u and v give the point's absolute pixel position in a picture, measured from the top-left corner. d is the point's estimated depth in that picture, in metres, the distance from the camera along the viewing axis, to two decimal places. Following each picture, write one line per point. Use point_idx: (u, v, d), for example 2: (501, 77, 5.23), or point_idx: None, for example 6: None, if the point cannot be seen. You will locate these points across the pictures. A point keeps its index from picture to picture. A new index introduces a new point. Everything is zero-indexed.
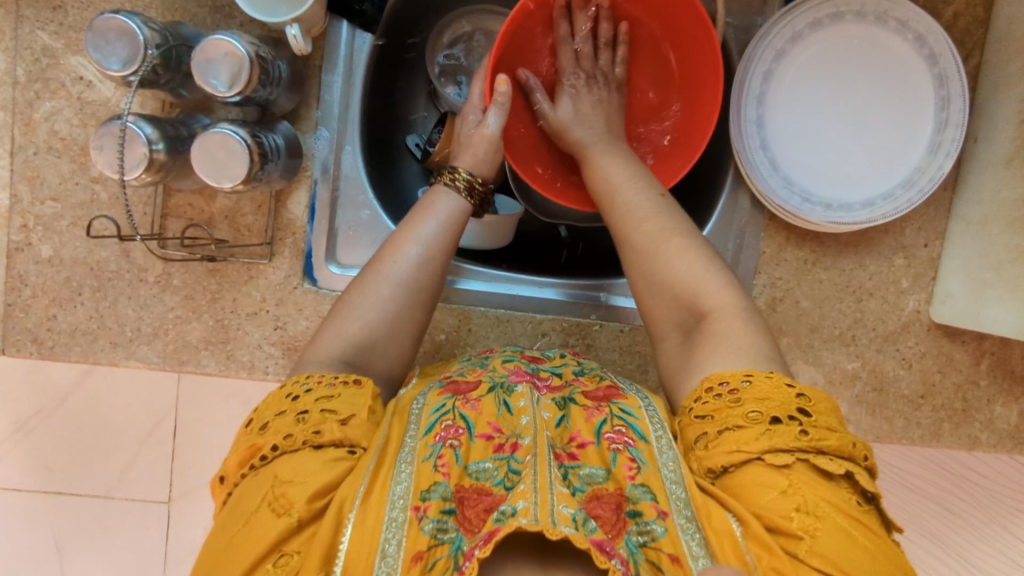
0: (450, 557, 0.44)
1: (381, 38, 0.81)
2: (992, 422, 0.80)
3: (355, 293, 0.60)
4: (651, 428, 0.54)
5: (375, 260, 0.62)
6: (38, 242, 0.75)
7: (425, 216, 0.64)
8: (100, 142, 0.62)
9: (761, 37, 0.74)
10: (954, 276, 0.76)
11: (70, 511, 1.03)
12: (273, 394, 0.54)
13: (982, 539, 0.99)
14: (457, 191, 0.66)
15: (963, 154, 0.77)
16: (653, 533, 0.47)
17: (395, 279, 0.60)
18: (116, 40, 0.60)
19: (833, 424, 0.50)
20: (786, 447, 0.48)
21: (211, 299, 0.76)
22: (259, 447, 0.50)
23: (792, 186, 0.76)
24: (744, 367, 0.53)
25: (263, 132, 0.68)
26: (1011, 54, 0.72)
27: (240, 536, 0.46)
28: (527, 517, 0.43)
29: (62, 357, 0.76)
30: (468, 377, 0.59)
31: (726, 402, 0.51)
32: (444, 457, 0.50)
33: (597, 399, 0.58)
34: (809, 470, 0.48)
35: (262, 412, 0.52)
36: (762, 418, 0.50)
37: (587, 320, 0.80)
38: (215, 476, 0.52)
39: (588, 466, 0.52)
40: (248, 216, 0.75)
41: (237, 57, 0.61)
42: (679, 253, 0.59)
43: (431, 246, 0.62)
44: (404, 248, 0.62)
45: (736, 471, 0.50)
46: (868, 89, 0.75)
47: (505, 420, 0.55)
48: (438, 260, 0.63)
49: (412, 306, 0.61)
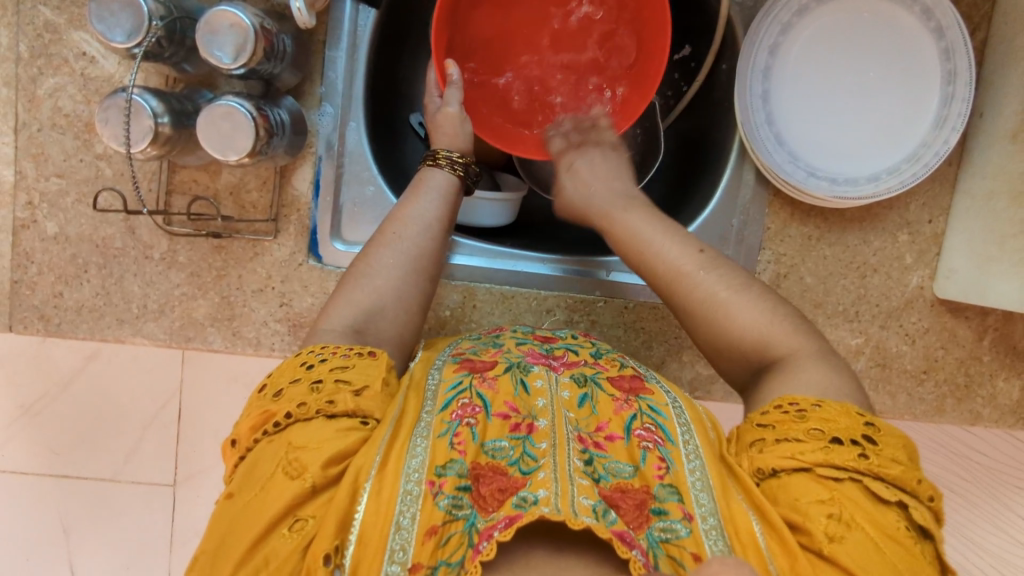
0: (464, 533, 0.45)
1: (386, 15, 0.81)
2: (994, 397, 0.81)
3: (363, 264, 0.62)
4: (679, 432, 0.54)
5: (379, 234, 0.64)
6: (43, 219, 0.75)
7: (427, 193, 0.67)
8: (106, 115, 0.62)
9: (767, 10, 0.74)
10: (958, 251, 0.77)
11: (78, 492, 1.04)
12: (287, 363, 0.54)
13: (980, 516, 1.00)
14: (441, 169, 0.69)
15: (969, 129, 0.77)
16: (677, 532, 0.48)
17: (402, 249, 0.62)
18: (120, 12, 0.60)
19: (900, 457, 0.50)
20: (842, 465, 0.48)
21: (216, 276, 0.76)
22: (271, 414, 0.50)
23: (798, 161, 0.76)
24: (816, 395, 0.53)
25: (269, 106, 0.68)
26: (1018, 26, 0.71)
27: (255, 503, 0.46)
28: (549, 506, 0.45)
29: (69, 334, 0.76)
30: (484, 358, 0.59)
31: (791, 416, 0.51)
32: (460, 435, 0.50)
33: (624, 389, 0.58)
34: (860, 492, 0.48)
35: (276, 379, 0.53)
36: (823, 435, 0.50)
37: (591, 297, 0.81)
38: (226, 439, 0.52)
39: (616, 459, 0.52)
40: (253, 192, 0.76)
41: (242, 29, 0.61)
42: (742, 305, 0.59)
43: (432, 219, 0.65)
44: (407, 222, 0.64)
45: (784, 477, 0.50)
46: (875, 67, 0.74)
47: (521, 400, 0.55)
48: (442, 230, 0.65)
49: (418, 278, 0.62)
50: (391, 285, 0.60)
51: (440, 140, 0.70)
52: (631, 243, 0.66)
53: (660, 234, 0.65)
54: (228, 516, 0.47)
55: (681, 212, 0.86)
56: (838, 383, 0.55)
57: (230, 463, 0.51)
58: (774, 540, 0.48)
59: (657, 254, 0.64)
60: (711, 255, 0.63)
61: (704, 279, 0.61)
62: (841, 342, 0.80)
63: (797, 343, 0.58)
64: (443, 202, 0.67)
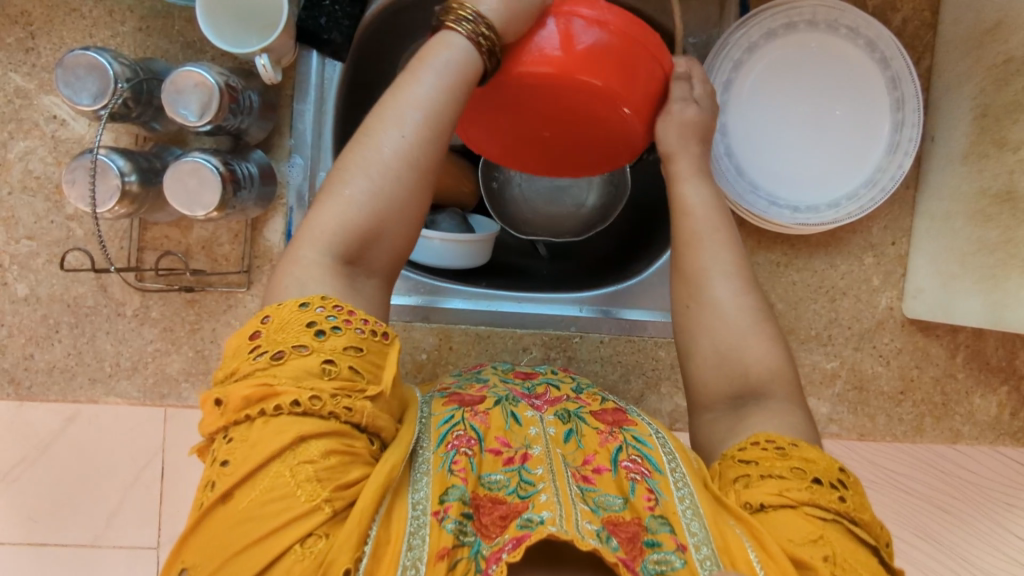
0: (471, 559, 0.44)
1: (352, 68, 0.83)
2: (973, 414, 0.81)
3: (342, 172, 0.52)
4: (665, 460, 0.54)
5: (367, 126, 0.53)
6: (14, 281, 0.75)
7: (420, 67, 0.53)
8: (73, 176, 0.63)
9: (719, 48, 0.76)
10: (923, 270, 0.78)
11: (54, 562, 1.00)
12: (285, 313, 0.47)
13: (976, 536, 0.98)
14: (461, 36, 0.54)
15: (923, 152, 0.80)
16: (672, 563, 0.46)
17: (389, 147, 0.52)
18: (86, 76, 0.62)
19: (866, 502, 0.50)
20: (825, 505, 0.48)
21: (190, 330, 0.76)
22: (272, 394, 0.44)
23: (759, 191, 0.77)
24: (792, 436, 0.53)
25: (235, 160, 0.69)
26: (958, 55, 0.75)
27: (260, 511, 0.42)
28: (555, 525, 0.44)
29: (41, 397, 0.75)
30: (471, 392, 0.59)
31: (773, 453, 0.51)
32: (460, 463, 0.50)
33: (607, 422, 0.58)
34: (843, 534, 0.47)
35: (273, 337, 0.46)
36: (805, 474, 0.49)
37: (567, 333, 0.81)
38: (212, 396, 0.46)
39: (605, 492, 0.51)
40: (225, 245, 0.76)
41: (207, 87, 0.63)
42: (724, 292, 0.60)
43: (429, 111, 0.53)
44: (401, 115, 0.53)
45: (770, 513, 0.48)
46: (840, 107, 0.77)
47: (513, 433, 0.55)
48: (441, 115, 0.53)
49: (414, 189, 0.53)
50: (378, 189, 0.51)
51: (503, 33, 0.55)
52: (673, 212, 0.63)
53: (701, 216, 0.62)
54: (223, 509, 0.43)
55: (650, 247, 0.88)
56: (802, 421, 0.55)
57: (212, 423, 0.45)
58: (773, 569, 0.45)
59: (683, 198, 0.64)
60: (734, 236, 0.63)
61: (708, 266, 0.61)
62: (817, 366, 0.81)
63: (778, 365, 0.58)
64: (440, 73, 0.53)
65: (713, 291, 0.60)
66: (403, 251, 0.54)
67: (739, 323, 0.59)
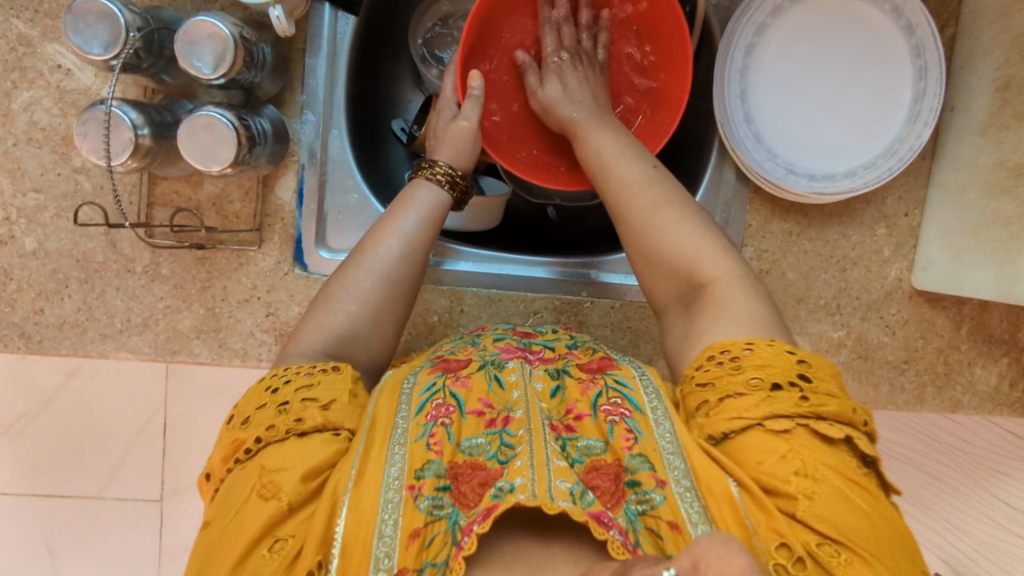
0: (448, 532, 0.44)
1: (365, 21, 0.81)
2: (973, 385, 0.83)
3: (337, 286, 0.60)
4: (647, 399, 0.53)
5: (355, 253, 0.62)
6: (21, 234, 0.74)
7: (404, 208, 0.64)
8: (84, 128, 0.62)
9: (742, 11, 0.75)
10: (934, 243, 0.79)
11: (60, 513, 1.01)
12: (253, 390, 0.53)
13: (964, 501, 1.00)
14: (437, 184, 0.67)
15: (941, 122, 0.79)
16: (652, 501, 0.47)
17: (378, 272, 0.61)
18: (97, 24, 0.60)
19: (834, 390, 0.49)
20: (786, 413, 0.48)
21: (201, 288, 0.76)
22: (242, 441, 0.49)
23: (776, 158, 0.77)
24: (745, 335, 0.52)
25: (249, 115, 0.68)
26: (985, 23, 0.73)
27: (233, 525, 0.46)
28: (525, 492, 0.43)
29: (51, 351, 0.75)
30: (458, 357, 0.58)
31: (728, 368, 0.50)
32: (436, 436, 0.49)
33: (590, 370, 0.57)
34: (810, 435, 0.47)
35: (243, 408, 0.52)
36: (763, 384, 0.49)
37: (578, 298, 0.81)
38: (203, 472, 0.52)
39: (586, 437, 0.51)
40: (236, 203, 0.75)
41: (221, 39, 0.61)
42: (674, 221, 0.59)
43: (411, 239, 0.63)
44: (384, 241, 0.62)
45: (736, 440, 0.49)
46: (872, 78, 0.76)
47: (496, 395, 0.54)
48: (418, 250, 0.63)
49: (395, 301, 0.61)
50: (372, 309, 0.59)
51: (446, 153, 0.69)
52: (598, 167, 0.65)
53: (618, 157, 0.64)
54: (209, 539, 0.47)
55: None
56: (761, 310, 0.54)
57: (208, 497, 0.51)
58: (750, 503, 0.47)
59: (610, 167, 0.64)
60: (662, 171, 0.63)
61: (648, 197, 0.60)
62: (824, 335, 0.81)
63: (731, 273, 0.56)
64: (420, 216, 0.64)
65: (670, 227, 0.58)
66: (379, 349, 0.60)
67: (659, 218, 0.59)
